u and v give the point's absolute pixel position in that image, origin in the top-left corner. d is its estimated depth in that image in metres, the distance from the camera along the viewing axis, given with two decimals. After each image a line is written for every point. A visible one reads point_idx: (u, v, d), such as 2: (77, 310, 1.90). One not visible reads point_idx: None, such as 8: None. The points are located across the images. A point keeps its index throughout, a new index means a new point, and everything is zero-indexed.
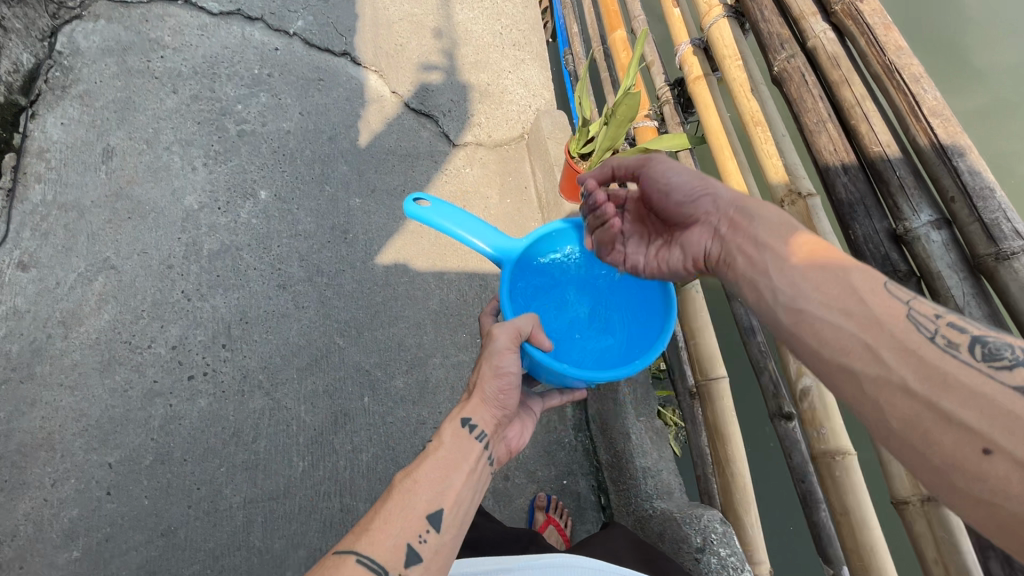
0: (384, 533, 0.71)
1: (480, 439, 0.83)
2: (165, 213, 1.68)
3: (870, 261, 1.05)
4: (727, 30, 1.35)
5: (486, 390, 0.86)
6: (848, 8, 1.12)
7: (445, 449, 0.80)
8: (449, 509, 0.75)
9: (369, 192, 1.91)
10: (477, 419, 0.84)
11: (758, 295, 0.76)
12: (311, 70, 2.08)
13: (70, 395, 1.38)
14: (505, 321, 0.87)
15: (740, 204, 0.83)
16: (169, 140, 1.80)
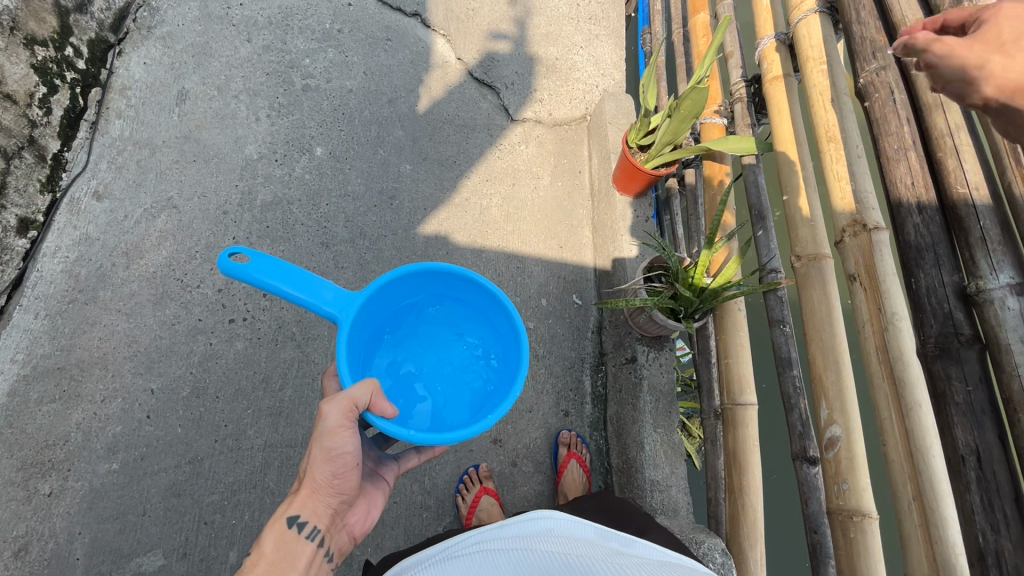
0: None
1: (308, 538, 0.89)
2: (227, 160, 1.76)
3: (929, 318, 0.95)
4: (815, 29, 1.24)
5: (316, 480, 0.90)
6: None
7: (269, 560, 0.86)
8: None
9: (420, 160, 1.91)
10: (305, 516, 0.89)
11: None
12: (380, 29, 2.07)
13: (125, 321, 1.49)
14: (338, 395, 0.85)
15: None
16: (238, 89, 1.87)
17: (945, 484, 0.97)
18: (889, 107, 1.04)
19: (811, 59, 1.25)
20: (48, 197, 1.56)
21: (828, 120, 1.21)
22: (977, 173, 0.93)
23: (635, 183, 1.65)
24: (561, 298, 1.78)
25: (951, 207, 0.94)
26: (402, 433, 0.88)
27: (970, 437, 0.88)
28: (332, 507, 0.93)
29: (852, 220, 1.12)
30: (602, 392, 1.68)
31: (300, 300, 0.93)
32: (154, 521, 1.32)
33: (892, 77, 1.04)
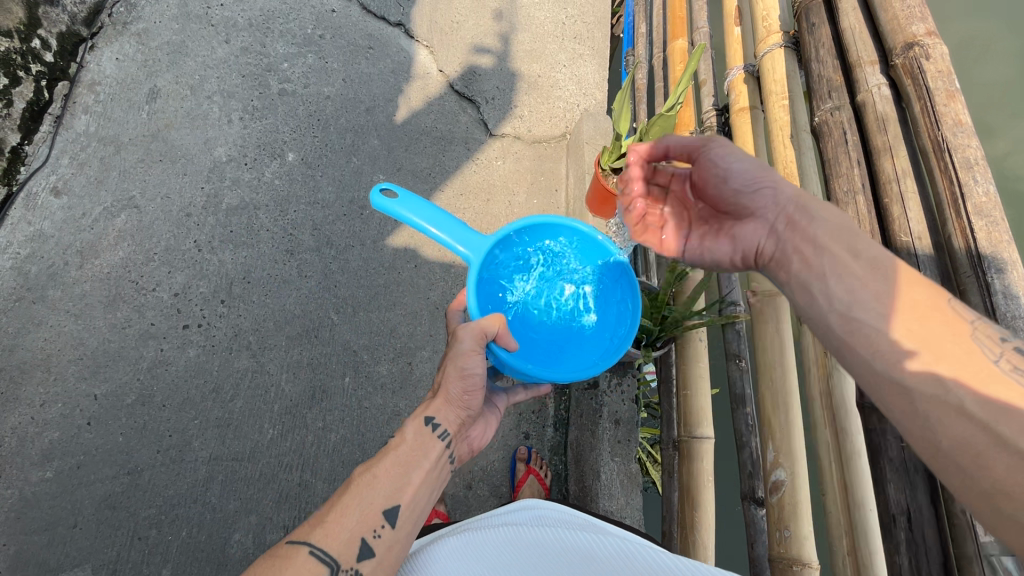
0: (339, 525, 0.76)
1: (441, 438, 0.87)
2: (195, 161, 1.73)
3: None
4: (779, 63, 1.22)
5: (450, 391, 0.91)
6: (910, 64, 0.92)
7: (407, 446, 0.85)
8: (405, 505, 0.80)
9: (394, 170, 1.89)
10: (440, 418, 0.88)
11: (810, 299, 0.82)
12: (362, 37, 2.06)
13: (73, 323, 1.44)
14: (470, 322, 0.90)
15: (799, 203, 0.86)
16: (213, 90, 1.84)
17: (877, 539, 0.96)
18: (842, 147, 1.02)
19: (775, 93, 1.24)
20: (3, 191, 1.52)
21: (788, 158, 1.21)
22: (921, 221, 0.89)
23: (607, 205, 1.64)
24: None
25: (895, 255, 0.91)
26: (524, 366, 0.95)
27: (901, 496, 0.87)
28: (461, 418, 0.92)
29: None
30: (564, 416, 1.64)
31: (435, 237, 1.02)
32: (85, 535, 1.26)
33: (845, 118, 1.02)
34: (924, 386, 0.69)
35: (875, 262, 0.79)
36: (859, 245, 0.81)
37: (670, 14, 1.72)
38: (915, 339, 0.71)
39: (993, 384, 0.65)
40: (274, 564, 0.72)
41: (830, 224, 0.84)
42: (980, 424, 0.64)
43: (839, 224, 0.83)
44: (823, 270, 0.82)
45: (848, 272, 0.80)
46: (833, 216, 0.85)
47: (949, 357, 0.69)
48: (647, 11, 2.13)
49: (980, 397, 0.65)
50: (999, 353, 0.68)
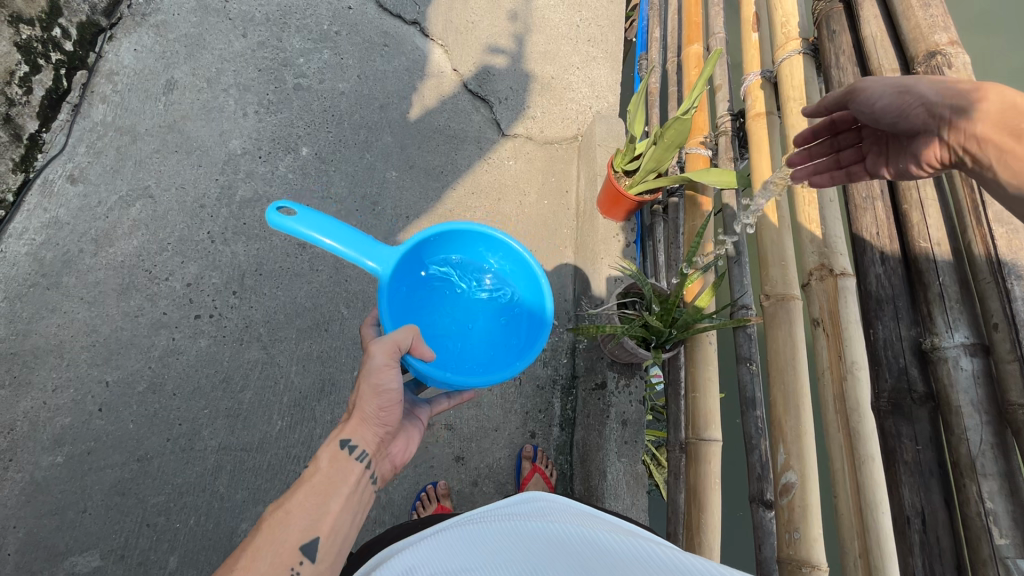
0: (252, 569, 0.73)
1: (359, 460, 0.85)
2: (210, 153, 1.75)
3: (884, 369, 0.96)
4: (797, 69, 1.23)
5: (365, 409, 0.87)
6: (932, 74, 0.93)
7: (322, 475, 0.82)
8: (325, 536, 0.78)
9: (407, 167, 1.90)
10: (356, 439, 0.85)
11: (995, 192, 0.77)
12: (378, 34, 2.07)
13: (86, 310, 1.45)
14: (384, 335, 0.85)
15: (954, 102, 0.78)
16: (229, 83, 1.86)
17: (892, 543, 0.96)
18: None
19: (793, 99, 1.24)
20: (20, 177, 1.53)
21: None
22: (940, 229, 0.93)
23: (619, 207, 1.65)
24: None
25: (913, 260, 0.94)
26: (443, 375, 0.91)
27: (916, 498, 0.90)
28: (379, 436, 0.89)
29: (821, 263, 1.14)
30: (571, 416, 1.65)
31: (332, 249, 0.94)
32: (93, 520, 1.27)
33: None
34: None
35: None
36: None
37: (686, 19, 1.72)
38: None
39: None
40: None
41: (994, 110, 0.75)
42: None
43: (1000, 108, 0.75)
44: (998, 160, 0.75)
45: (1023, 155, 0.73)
46: (992, 103, 0.76)
47: None
48: (662, 16, 2.14)
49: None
50: None
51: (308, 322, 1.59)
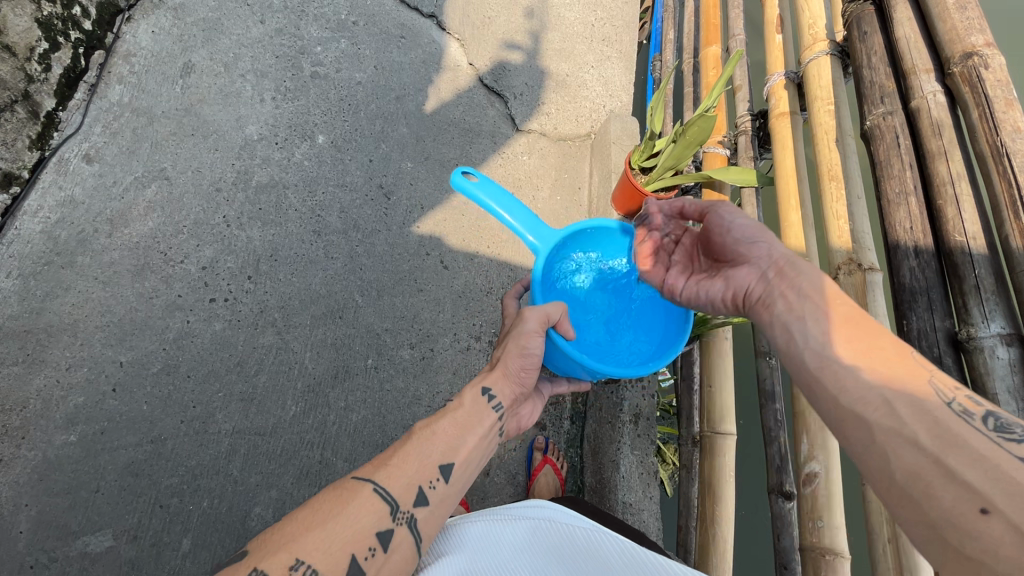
0: (400, 472, 0.82)
1: (495, 408, 0.97)
2: (226, 137, 1.74)
3: (918, 360, 0.98)
4: (825, 69, 1.26)
5: (508, 366, 1.02)
6: (969, 73, 0.95)
7: (464, 411, 0.94)
8: (457, 465, 0.87)
9: (422, 159, 1.91)
10: (495, 390, 0.99)
11: (788, 339, 0.80)
12: (395, 26, 2.09)
13: (101, 290, 1.45)
14: (537, 307, 1.02)
15: (792, 257, 0.86)
16: (246, 68, 1.86)
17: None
18: (894, 152, 1.06)
19: (819, 97, 1.27)
20: (36, 155, 1.52)
21: (832, 160, 1.23)
22: (975, 223, 0.95)
23: (633, 204, 1.65)
24: None
25: (947, 253, 0.96)
26: (574, 355, 1.04)
27: None
28: (512, 393, 1.02)
29: (848, 258, 1.15)
30: (581, 409, 1.66)
31: (509, 223, 1.13)
32: (107, 500, 1.27)
33: (898, 123, 1.06)
34: (881, 419, 0.68)
35: (848, 313, 0.78)
36: (841, 299, 0.79)
37: (706, 21, 1.75)
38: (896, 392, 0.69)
39: (950, 424, 0.64)
40: (342, 492, 0.78)
41: (819, 282, 0.83)
42: (931, 457, 0.63)
43: (827, 283, 0.81)
44: (803, 312, 0.81)
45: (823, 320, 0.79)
46: (823, 278, 0.82)
47: (903, 396, 0.68)
48: (677, 19, 2.18)
49: (935, 434, 0.64)
50: (950, 396, 0.67)
51: (342, 314, 1.59)
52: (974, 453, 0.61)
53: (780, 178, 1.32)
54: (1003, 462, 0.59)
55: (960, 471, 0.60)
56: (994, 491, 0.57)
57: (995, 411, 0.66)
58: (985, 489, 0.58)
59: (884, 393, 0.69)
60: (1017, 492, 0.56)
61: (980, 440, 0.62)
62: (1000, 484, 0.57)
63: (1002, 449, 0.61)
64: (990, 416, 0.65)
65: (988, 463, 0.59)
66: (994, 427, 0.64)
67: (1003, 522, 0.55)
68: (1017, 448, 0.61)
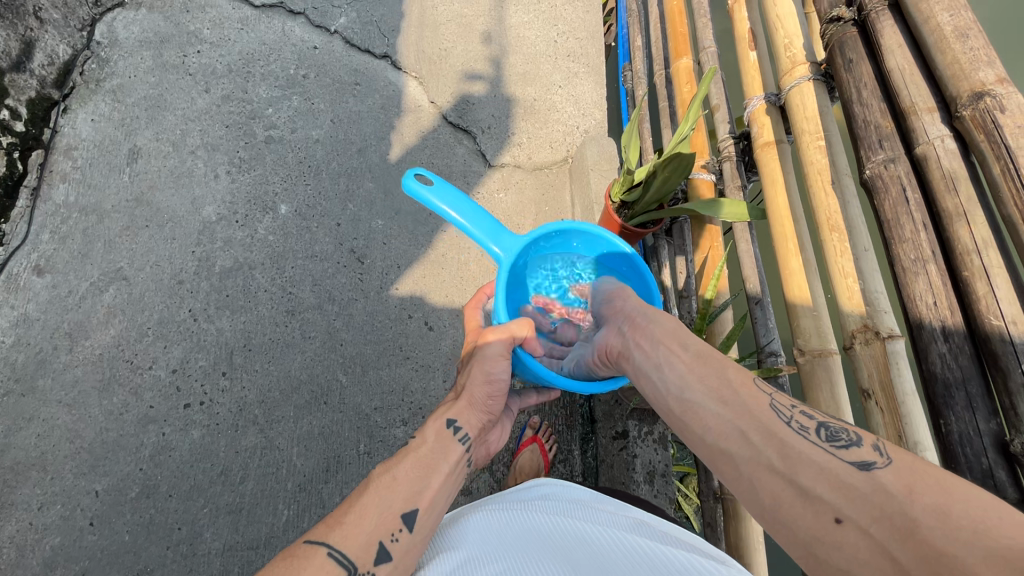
0: (357, 529, 0.80)
1: (461, 441, 0.97)
2: (183, 223, 1.65)
3: (964, 467, 0.91)
4: (808, 97, 1.20)
5: (473, 395, 1.02)
6: (981, 119, 0.90)
7: (428, 448, 0.93)
8: (423, 510, 0.85)
9: (392, 214, 1.81)
10: (462, 421, 0.99)
11: (648, 386, 0.82)
12: (348, 73, 1.99)
13: (67, 413, 1.36)
14: (501, 328, 1.02)
15: (642, 315, 0.92)
16: (196, 144, 1.76)
17: None
18: (902, 207, 1.01)
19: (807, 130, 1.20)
20: None
21: (830, 206, 1.15)
22: (1014, 305, 0.87)
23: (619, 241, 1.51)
24: None
25: (983, 341, 0.89)
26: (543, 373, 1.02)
27: None
28: (479, 421, 1.02)
29: (863, 324, 1.06)
30: (593, 465, 1.56)
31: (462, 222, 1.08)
32: None
33: (901, 172, 1.02)
34: (740, 452, 0.71)
35: (699, 351, 0.81)
36: (689, 341, 0.83)
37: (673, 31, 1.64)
38: (737, 415, 0.73)
39: (793, 443, 0.69)
40: (294, 562, 0.75)
41: (666, 328, 0.87)
42: (786, 479, 0.67)
43: (672, 326, 0.85)
44: (659, 360, 0.82)
45: (679, 363, 0.80)
46: (670, 318, 0.88)
47: (754, 425, 0.71)
48: (643, 23, 2.06)
49: (783, 455, 0.68)
50: (789, 416, 0.72)
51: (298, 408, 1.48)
52: (816, 466, 0.66)
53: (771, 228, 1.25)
54: (840, 472, 0.65)
55: (813, 488, 0.65)
56: (840, 500, 0.63)
57: (826, 423, 0.73)
58: (833, 500, 0.64)
59: (738, 424, 0.72)
60: (855, 496, 0.62)
61: (823, 459, 0.67)
62: (840, 492, 0.63)
63: (839, 458, 0.67)
64: (821, 428, 0.71)
65: (830, 474, 0.65)
66: (828, 439, 0.70)
67: (855, 529, 0.61)
68: (843, 454, 0.67)
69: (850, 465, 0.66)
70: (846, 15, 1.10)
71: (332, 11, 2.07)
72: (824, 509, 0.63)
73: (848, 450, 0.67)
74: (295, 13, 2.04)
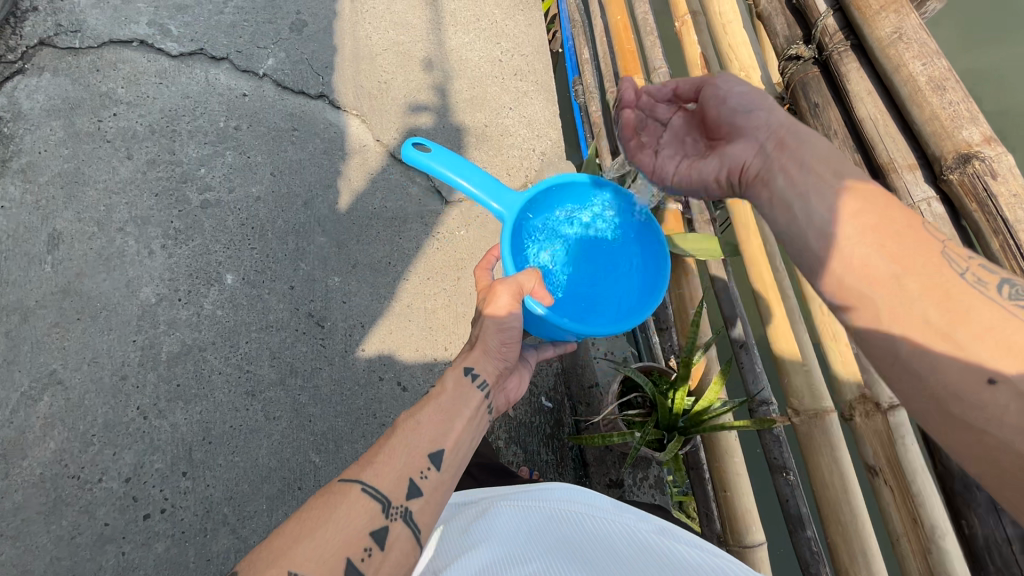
0: (387, 467, 0.81)
1: (480, 387, 0.95)
2: (119, 310, 1.51)
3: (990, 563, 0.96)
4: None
5: (488, 343, 0.99)
6: (970, 183, 1.06)
7: (448, 397, 0.91)
8: (449, 450, 0.86)
9: (349, 268, 1.70)
10: (478, 368, 0.96)
11: (788, 217, 0.81)
12: (283, 118, 1.85)
13: (12, 547, 1.23)
14: (508, 279, 0.97)
15: (791, 126, 0.83)
16: (123, 218, 1.61)
17: None
18: None
19: None
20: None
21: None
22: None
23: None
24: (529, 402, 1.61)
25: None
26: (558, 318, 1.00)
27: None
28: (495, 369, 1.00)
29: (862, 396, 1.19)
30: None
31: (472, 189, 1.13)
32: None
33: None
34: (883, 294, 0.73)
35: (855, 191, 0.77)
36: (844, 171, 0.79)
37: (621, 49, 1.58)
38: (897, 258, 0.73)
39: (960, 297, 0.70)
40: (328, 498, 0.77)
41: (818, 152, 0.82)
42: (939, 332, 0.69)
43: (826, 151, 0.81)
44: (806, 189, 0.80)
45: (824, 184, 0.79)
46: (822, 143, 0.82)
47: (913, 274, 0.72)
48: (588, 34, 2.00)
49: (946, 311, 0.69)
50: (963, 268, 0.72)
51: (272, 501, 1.38)
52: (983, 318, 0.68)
53: (764, 291, 1.30)
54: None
55: (972, 347, 0.67)
56: (1003, 363, 0.65)
57: (1008, 279, 0.72)
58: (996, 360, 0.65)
59: (895, 269, 0.73)
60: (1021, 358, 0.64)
61: (992, 313, 0.68)
62: (1008, 355, 0.65)
63: (1014, 316, 0.68)
64: (1004, 284, 0.71)
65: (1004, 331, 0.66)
66: (1009, 296, 0.70)
67: (1009, 391, 0.64)
68: None
69: None
70: (806, 53, 1.39)
71: (258, 53, 1.92)
72: (978, 369, 0.66)
73: None
74: (217, 59, 1.89)
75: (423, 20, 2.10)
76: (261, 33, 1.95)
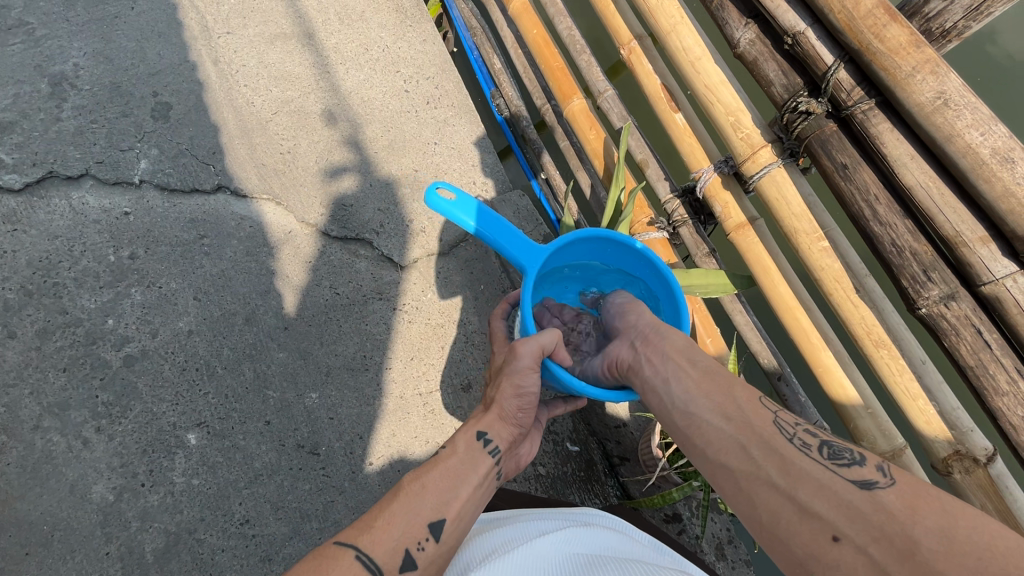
0: (386, 535, 0.81)
1: (492, 453, 0.94)
2: (73, 525, 1.25)
3: None
4: (789, 190, 1.27)
5: (504, 407, 0.97)
6: None
7: (459, 457, 0.92)
8: (451, 519, 0.86)
9: (325, 377, 1.52)
10: (492, 433, 0.96)
11: (659, 401, 0.94)
12: (185, 227, 1.57)
13: None
14: (530, 338, 0.95)
15: (655, 326, 1.03)
16: (35, 413, 1.32)
17: None
18: (984, 351, 1.04)
19: (801, 229, 1.27)
20: None
21: (866, 317, 1.20)
22: None
23: None
24: (556, 453, 1.54)
25: None
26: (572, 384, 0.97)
27: None
28: (511, 435, 0.99)
29: (956, 450, 1.10)
30: None
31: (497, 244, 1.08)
32: None
33: (968, 310, 1.06)
34: (737, 465, 0.83)
35: (706, 370, 0.94)
36: (698, 358, 0.96)
37: (549, 67, 1.48)
38: (740, 430, 0.86)
39: (793, 460, 0.81)
40: (321, 562, 0.76)
41: (675, 342, 0.99)
42: (784, 495, 0.78)
43: (683, 344, 0.98)
44: (667, 374, 0.95)
45: (685, 374, 0.94)
46: (678, 338, 1.00)
47: (755, 439, 0.84)
48: (493, 43, 1.91)
49: (783, 471, 0.80)
50: (791, 432, 0.85)
51: None
52: (818, 485, 0.77)
53: (805, 339, 1.27)
54: (846, 495, 0.75)
55: (813, 506, 0.76)
56: (839, 518, 0.74)
57: (827, 441, 0.85)
58: (831, 516, 0.74)
59: (739, 437, 0.85)
60: (855, 516, 0.73)
61: (821, 474, 0.79)
62: (844, 512, 0.74)
63: (838, 475, 0.79)
64: (824, 446, 0.84)
65: (830, 491, 0.76)
66: (829, 454, 0.82)
67: (853, 546, 0.71)
68: (846, 471, 0.79)
69: (853, 485, 0.77)
70: (819, 109, 1.19)
71: (125, 157, 1.59)
72: (822, 526, 0.74)
73: (850, 468, 0.80)
74: (75, 178, 1.54)
75: (306, 66, 1.88)
76: (119, 131, 1.62)
